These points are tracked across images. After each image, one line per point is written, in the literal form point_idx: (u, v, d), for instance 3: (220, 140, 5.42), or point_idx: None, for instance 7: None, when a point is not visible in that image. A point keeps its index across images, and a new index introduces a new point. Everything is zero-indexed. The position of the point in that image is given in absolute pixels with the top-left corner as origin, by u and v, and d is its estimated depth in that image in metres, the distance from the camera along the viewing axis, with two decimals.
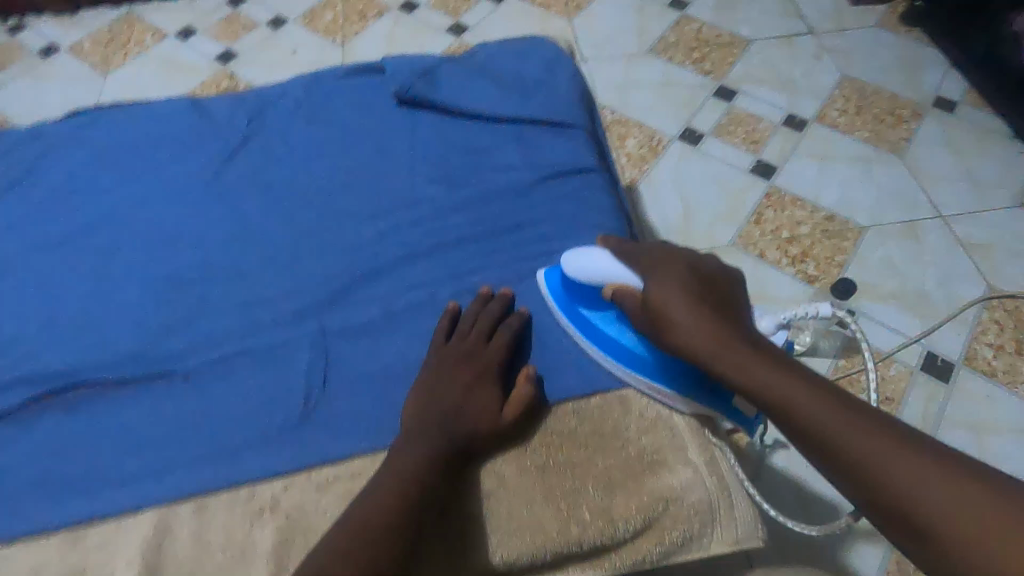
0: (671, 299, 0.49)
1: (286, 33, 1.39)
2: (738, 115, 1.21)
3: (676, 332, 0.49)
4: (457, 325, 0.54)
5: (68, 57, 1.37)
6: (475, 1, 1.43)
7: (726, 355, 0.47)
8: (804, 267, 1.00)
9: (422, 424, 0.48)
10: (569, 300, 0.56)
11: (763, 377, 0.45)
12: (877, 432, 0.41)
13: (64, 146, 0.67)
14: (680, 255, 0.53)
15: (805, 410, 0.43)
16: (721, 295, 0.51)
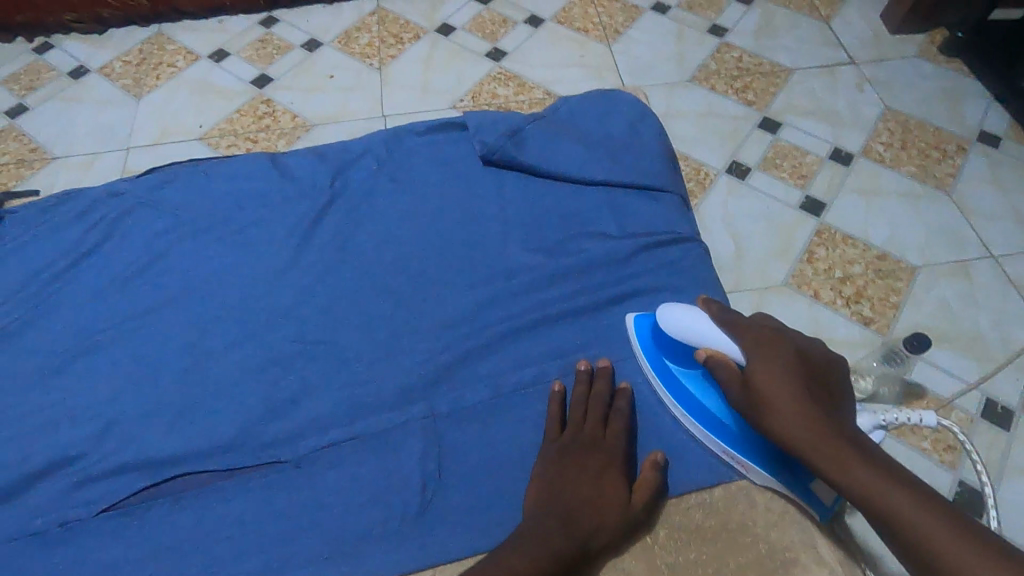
0: (771, 380, 0.62)
1: (321, 55, 1.37)
2: (784, 148, 1.20)
3: (775, 413, 0.61)
4: (581, 413, 0.69)
5: (99, 79, 1.34)
6: (512, 25, 1.41)
7: (813, 434, 0.59)
8: (860, 308, 1.00)
9: (557, 491, 0.63)
10: (657, 347, 0.73)
11: (846, 462, 0.56)
12: (933, 511, 0.51)
13: (194, 249, 0.82)
14: (784, 341, 0.65)
15: (876, 488, 0.54)
16: (817, 381, 0.63)
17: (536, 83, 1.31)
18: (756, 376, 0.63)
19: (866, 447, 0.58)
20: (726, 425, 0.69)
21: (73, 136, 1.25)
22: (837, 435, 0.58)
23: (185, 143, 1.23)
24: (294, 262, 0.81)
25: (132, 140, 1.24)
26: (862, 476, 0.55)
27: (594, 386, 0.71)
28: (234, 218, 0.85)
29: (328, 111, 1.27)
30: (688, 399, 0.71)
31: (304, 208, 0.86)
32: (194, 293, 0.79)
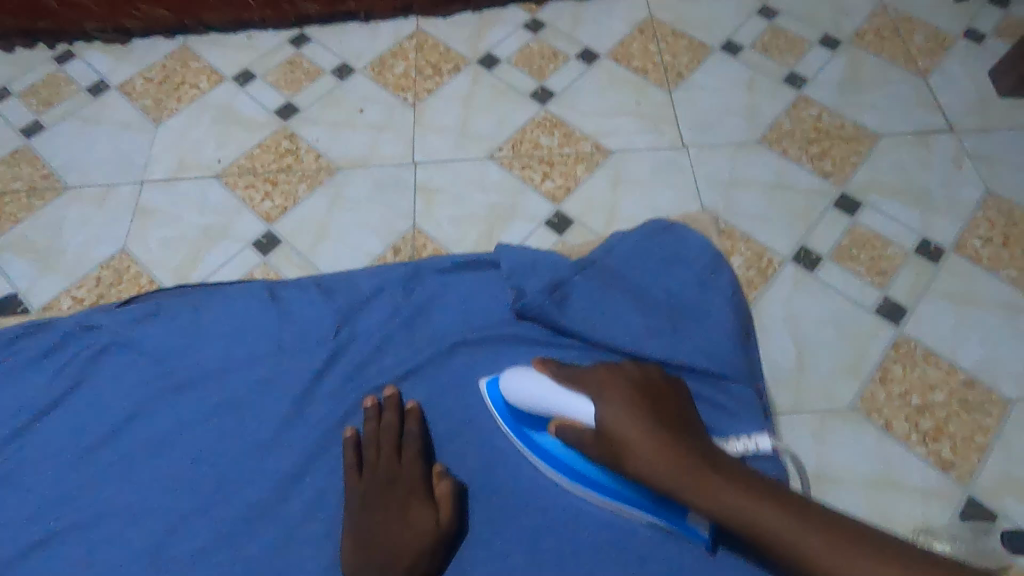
0: (623, 423, 0.63)
1: (352, 85, 1.26)
2: (863, 236, 1.05)
3: (700, 489, 0.58)
4: (377, 438, 0.73)
5: (119, 98, 1.26)
6: (563, 61, 1.27)
7: (679, 476, 0.59)
8: (939, 448, 0.87)
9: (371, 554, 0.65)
10: (511, 412, 0.73)
11: (725, 499, 0.57)
12: (823, 533, 0.54)
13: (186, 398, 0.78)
14: (623, 378, 0.67)
15: (763, 521, 0.56)
16: (665, 413, 0.64)
17: (585, 133, 1.18)
18: (653, 453, 0.61)
19: (776, 494, 0.58)
20: (597, 479, 0.69)
21: (88, 163, 1.18)
22: (696, 469, 0.59)
23: (202, 181, 1.15)
24: (302, 417, 0.76)
25: (147, 172, 1.16)
26: (796, 539, 0.54)
27: (376, 421, 0.74)
28: (227, 368, 0.79)
29: (355, 152, 1.17)
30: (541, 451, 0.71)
31: (307, 362, 0.79)
32: (181, 468, 0.74)
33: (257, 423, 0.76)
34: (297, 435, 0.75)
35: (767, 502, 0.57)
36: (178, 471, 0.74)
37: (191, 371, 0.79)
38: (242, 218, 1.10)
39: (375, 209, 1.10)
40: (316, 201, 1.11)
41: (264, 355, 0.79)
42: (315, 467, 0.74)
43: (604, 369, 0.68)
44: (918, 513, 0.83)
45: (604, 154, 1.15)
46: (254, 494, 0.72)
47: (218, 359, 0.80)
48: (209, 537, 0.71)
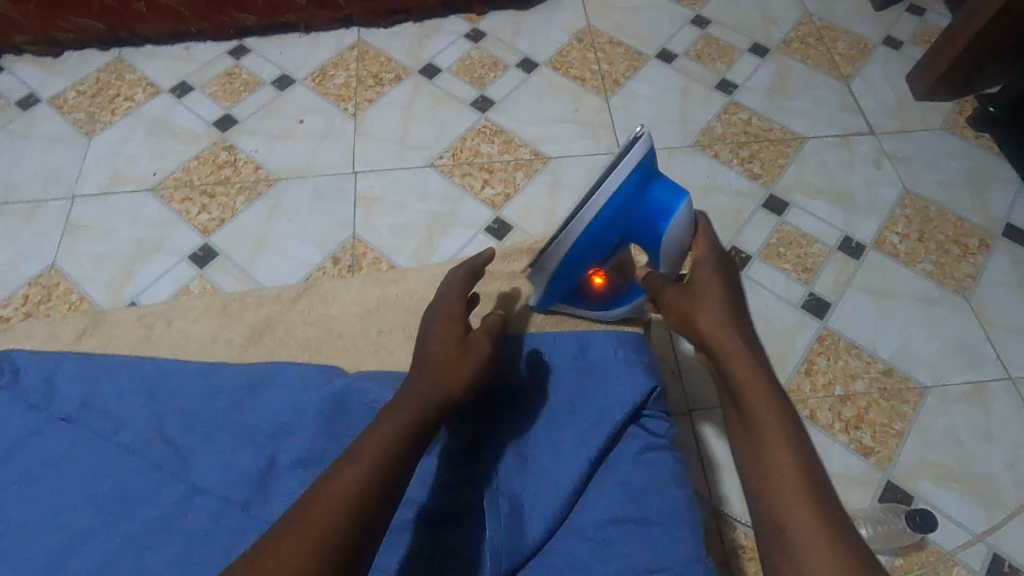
0: (708, 287, 0.68)
1: (293, 96, 1.25)
2: (789, 235, 1.09)
3: (730, 366, 0.62)
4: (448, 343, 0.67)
5: (50, 111, 1.23)
6: (503, 70, 1.30)
7: (719, 340, 0.64)
8: (860, 434, 0.91)
9: (395, 418, 0.59)
10: (616, 215, 0.67)
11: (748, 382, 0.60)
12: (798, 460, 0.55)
13: (73, 366, 0.72)
14: (723, 264, 0.70)
15: (761, 416, 0.58)
16: (740, 307, 0.67)
17: (524, 140, 1.20)
18: (721, 329, 0.64)
19: (799, 429, 0.57)
20: (570, 274, 0.73)
21: (14, 179, 1.15)
22: (745, 353, 0.62)
23: (136, 194, 1.13)
24: (195, 389, 0.71)
25: (79, 186, 1.14)
26: (776, 444, 0.56)
27: (451, 337, 0.67)
28: (89, 424, 0.69)
29: (295, 163, 1.16)
30: (608, 227, 0.68)
31: (181, 408, 0.70)
32: (26, 540, 0.62)
33: (120, 484, 0.65)
34: (165, 492, 0.65)
35: (779, 430, 0.57)
36: (20, 547, 0.62)
37: (47, 432, 0.68)
38: (177, 230, 1.09)
39: (313, 218, 1.10)
40: (254, 213, 1.11)
41: (129, 410, 0.69)
42: (185, 526, 0.63)
43: (718, 258, 0.70)
44: (839, 498, 0.86)
45: (542, 161, 1.18)
46: (108, 566, 0.61)
47: (72, 416, 0.69)
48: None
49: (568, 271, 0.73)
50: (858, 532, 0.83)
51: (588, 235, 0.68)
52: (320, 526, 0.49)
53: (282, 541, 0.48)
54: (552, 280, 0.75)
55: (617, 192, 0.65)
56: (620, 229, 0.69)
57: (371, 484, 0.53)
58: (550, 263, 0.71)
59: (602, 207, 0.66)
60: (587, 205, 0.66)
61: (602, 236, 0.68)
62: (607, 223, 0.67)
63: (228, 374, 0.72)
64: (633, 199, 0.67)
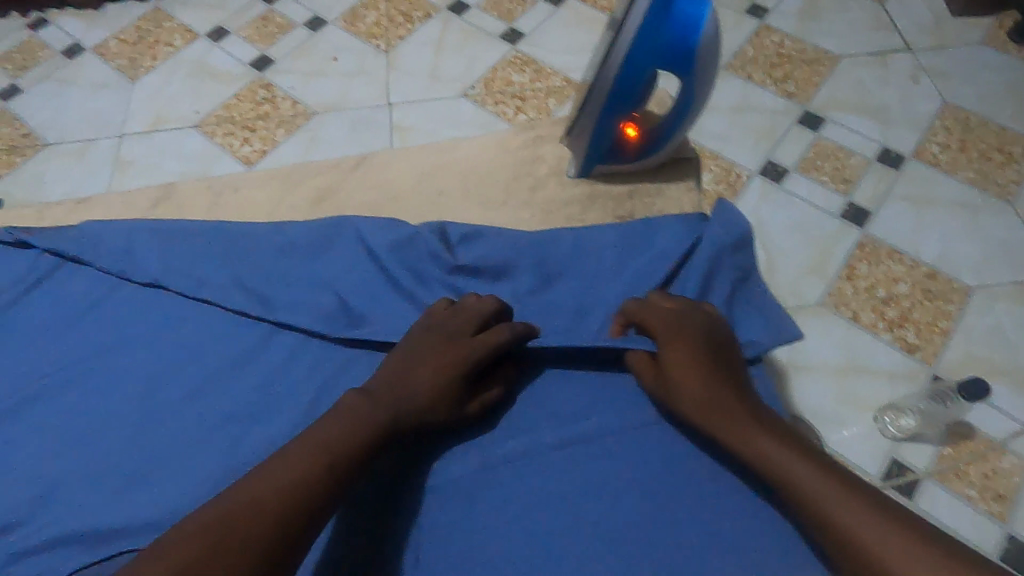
0: (678, 333, 0.58)
1: (325, 37, 1.28)
2: (825, 148, 1.08)
3: (726, 426, 0.53)
4: (442, 349, 0.58)
5: (94, 59, 1.27)
6: (531, 4, 1.30)
7: (713, 398, 0.54)
8: (904, 333, 0.90)
9: (296, 464, 0.48)
10: (644, 37, 0.61)
11: (750, 435, 0.52)
12: (868, 505, 0.45)
13: (145, 242, 0.72)
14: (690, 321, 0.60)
15: (790, 468, 0.49)
16: (722, 356, 0.58)
17: (555, 69, 1.21)
18: (700, 396, 0.55)
19: (844, 475, 0.48)
20: (612, 117, 0.68)
21: (65, 121, 1.19)
22: (733, 403, 0.54)
23: (180, 131, 1.16)
24: (264, 252, 0.72)
25: (126, 126, 1.18)
26: (821, 496, 0.46)
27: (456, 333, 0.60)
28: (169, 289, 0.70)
29: (330, 98, 1.19)
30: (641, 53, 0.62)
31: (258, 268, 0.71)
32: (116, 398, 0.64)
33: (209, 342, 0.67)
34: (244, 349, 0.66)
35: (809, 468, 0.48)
36: (121, 402, 0.63)
37: (134, 297, 0.70)
38: (222, 163, 1.12)
39: (351, 147, 1.13)
40: (295, 144, 1.14)
41: (207, 270, 0.70)
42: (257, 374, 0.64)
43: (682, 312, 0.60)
44: (885, 392, 0.86)
45: (573, 87, 1.18)
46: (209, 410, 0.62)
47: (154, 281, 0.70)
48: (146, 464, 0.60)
49: (609, 116, 0.69)
50: (908, 423, 0.83)
51: (629, 69, 0.63)
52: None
53: None
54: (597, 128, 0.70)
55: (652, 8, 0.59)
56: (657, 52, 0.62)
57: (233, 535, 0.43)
58: (589, 110, 0.68)
59: (638, 33, 0.60)
60: (622, 35, 0.61)
61: (643, 67, 0.63)
62: (640, 48, 0.61)
63: (295, 235, 0.72)
64: (668, 14, 0.60)
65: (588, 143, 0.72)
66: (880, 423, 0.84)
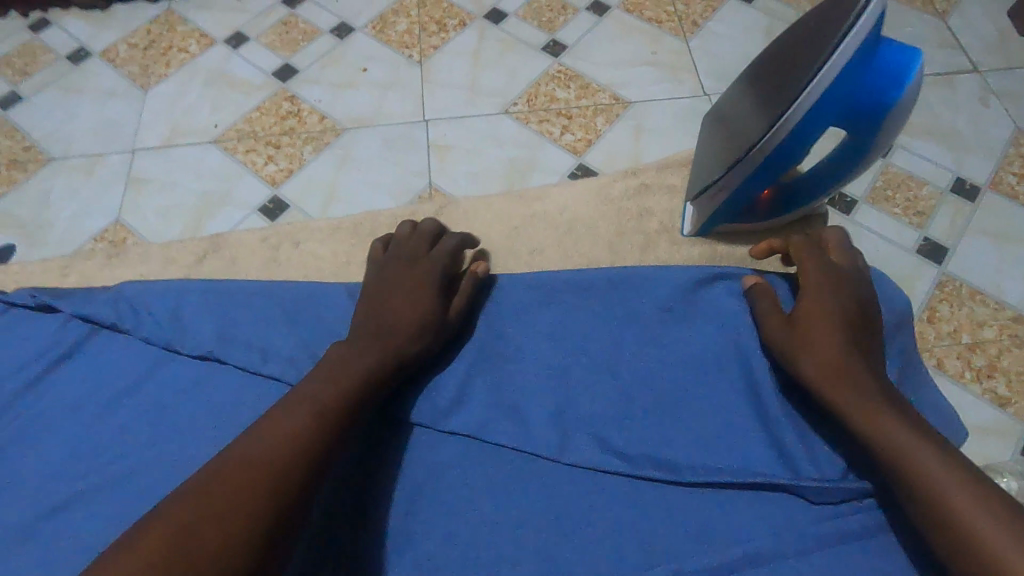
0: (816, 298, 0.68)
1: (353, 45, 1.19)
2: (895, 176, 1.01)
3: (840, 375, 0.62)
4: (422, 278, 0.74)
5: (102, 65, 1.18)
6: (573, 13, 1.22)
7: (844, 353, 0.63)
8: (994, 384, 0.84)
9: (339, 377, 0.62)
10: (834, 97, 0.63)
11: (854, 389, 0.61)
12: (950, 459, 0.54)
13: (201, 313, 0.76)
14: (846, 286, 0.69)
15: (883, 418, 0.58)
16: (860, 326, 0.66)
17: (602, 85, 1.13)
18: (827, 348, 0.64)
19: (932, 435, 0.57)
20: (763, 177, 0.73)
21: (72, 133, 1.10)
22: (851, 357, 0.63)
23: (198, 147, 1.07)
24: (333, 323, 0.76)
25: (139, 140, 1.09)
26: (912, 443, 0.56)
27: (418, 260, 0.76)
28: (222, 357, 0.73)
29: (361, 112, 1.10)
30: (824, 113, 0.65)
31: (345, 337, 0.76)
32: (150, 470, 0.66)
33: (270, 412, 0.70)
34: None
35: (892, 417, 0.58)
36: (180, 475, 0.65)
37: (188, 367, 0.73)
38: (244, 182, 1.03)
39: (385, 167, 1.04)
40: (324, 162, 1.05)
41: (271, 341, 0.74)
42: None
43: (839, 272, 0.70)
44: (978, 450, 0.80)
45: (623, 105, 1.10)
46: None
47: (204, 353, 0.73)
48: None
49: (749, 185, 0.75)
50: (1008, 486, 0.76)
51: (779, 151, 0.69)
52: (259, 473, 0.52)
53: (222, 473, 0.51)
54: (743, 187, 0.76)
55: (813, 104, 0.63)
56: (840, 112, 0.65)
57: (303, 441, 0.55)
58: (744, 166, 0.72)
59: (822, 96, 0.63)
60: (776, 126, 0.66)
61: (793, 149, 0.69)
62: (824, 111, 0.64)
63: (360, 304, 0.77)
64: (830, 109, 0.64)
65: (720, 208, 0.79)
66: None
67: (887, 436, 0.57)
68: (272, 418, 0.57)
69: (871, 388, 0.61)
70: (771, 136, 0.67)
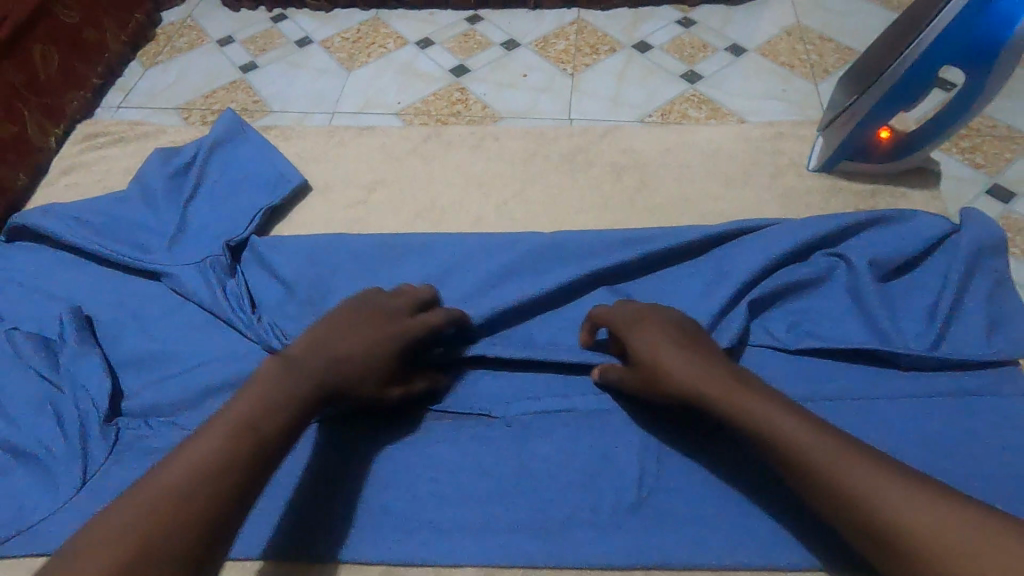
0: (639, 326, 0.67)
1: (518, 57, 1.41)
2: (1017, 222, 1.04)
3: (729, 405, 0.58)
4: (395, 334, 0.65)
5: (320, 50, 1.48)
6: (712, 51, 1.38)
7: (703, 379, 0.61)
8: None
9: (281, 391, 0.55)
10: (956, 28, 0.72)
11: (747, 406, 0.58)
12: (860, 465, 0.52)
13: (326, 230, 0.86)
14: (649, 314, 0.68)
15: (788, 439, 0.55)
16: (683, 336, 0.65)
17: (731, 110, 1.26)
18: (695, 396, 0.61)
19: (836, 438, 0.54)
20: (889, 106, 0.81)
21: (290, 96, 1.38)
22: (725, 382, 0.60)
23: (383, 117, 1.32)
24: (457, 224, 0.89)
25: (338, 106, 1.35)
26: (811, 453, 0.53)
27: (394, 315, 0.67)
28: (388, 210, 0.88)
29: (517, 107, 1.30)
30: (946, 44, 0.73)
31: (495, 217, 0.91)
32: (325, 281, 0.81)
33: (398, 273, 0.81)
34: (447, 248, 0.83)
35: (803, 432, 0.55)
36: None
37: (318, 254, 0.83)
38: None
39: None
40: None
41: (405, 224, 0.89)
42: (466, 271, 0.81)
43: (642, 309, 0.69)
44: None
45: None
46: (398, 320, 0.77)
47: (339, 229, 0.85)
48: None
49: (881, 108, 0.81)
50: None
51: (922, 64, 0.75)
52: (207, 486, 0.48)
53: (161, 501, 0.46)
54: (870, 116, 0.82)
55: (956, 20, 0.71)
56: (958, 47, 0.73)
57: (247, 451, 0.51)
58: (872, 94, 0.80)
59: (948, 23, 0.72)
60: (923, 35, 0.74)
61: (925, 71, 0.76)
62: (945, 40, 0.73)
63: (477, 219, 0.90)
64: (967, 31, 0.72)
65: (847, 139, 0.86)
66: None
67: (793, 454, 0.54)
68: (197, 441, 0.50)
69: (769, 405, 0.57)
70: (911, 52, 0.75)
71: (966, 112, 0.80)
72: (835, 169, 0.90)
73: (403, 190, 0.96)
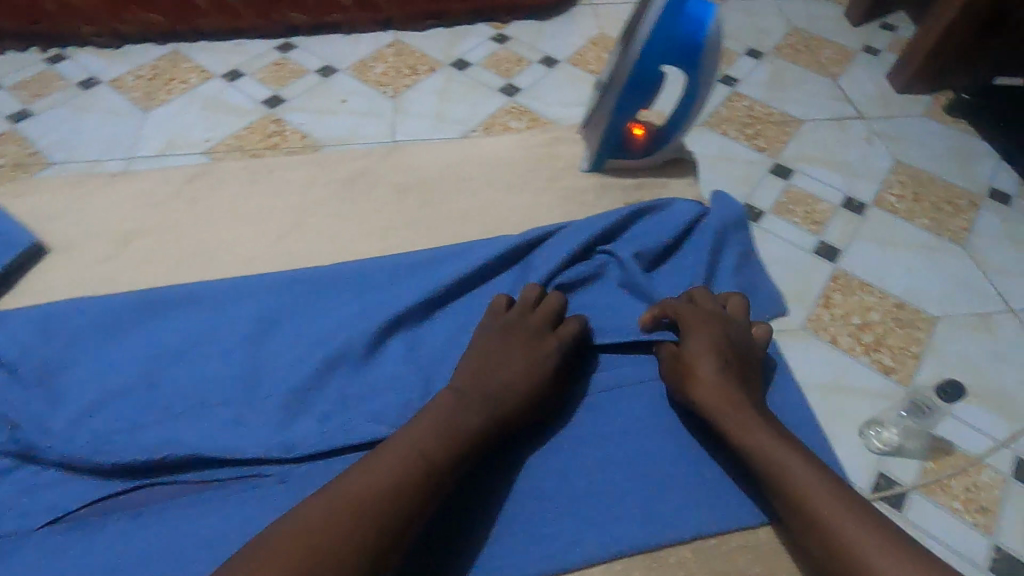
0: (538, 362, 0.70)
1: (335, 82, 1.37)
2: (796, 194, 1.19)
3: (740, 424, 0.64)
4: (522, 391, 0.67)
5: (110, 90, 1.33)
6: (527, 64, 1.43)
7: (730, 404, 0.66)
8: (880, 356, 0.96)
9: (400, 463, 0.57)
10: (655, 36, 0.77)
11: (755, 430, 0.64)
12: (839, 499, 0.57)
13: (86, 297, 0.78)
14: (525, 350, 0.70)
15: (784, 460, 0.61)
16: (743, 370, 0.70)
17: (549, 119, 1.32)
18: (715, 411, 0.66)
19: (830, 477, 0.60)
20: (625, 107, 0.86)
21: (76, 143, 1.23)
22: (745, 408, 0.66)
23: (190, 156, 1.21)
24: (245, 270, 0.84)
25: (137, 149, 1.22)
26: (800, 478, 0.59)
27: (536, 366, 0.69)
28: None
29: (339, 134, 1.26)
30: (653, 51, 0.79)
31: (297, 248, 0.86)
32: (86, 351, 0.73)
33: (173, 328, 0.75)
34: (228, 294, 0.78)
35: (798, 459, 0.61)
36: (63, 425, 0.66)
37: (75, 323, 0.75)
38: None
39: None
40: None
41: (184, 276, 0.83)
42: (247, 315, 0.76)
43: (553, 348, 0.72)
44: (866, 409, 0.91)
45: None
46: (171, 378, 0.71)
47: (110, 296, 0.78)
48: (95, 394, 0.69)
49: (621, 109, 0.87)
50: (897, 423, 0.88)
51: (639, 69, 0.80)
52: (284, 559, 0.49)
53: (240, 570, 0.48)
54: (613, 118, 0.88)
55: (655, 28, 0.77)
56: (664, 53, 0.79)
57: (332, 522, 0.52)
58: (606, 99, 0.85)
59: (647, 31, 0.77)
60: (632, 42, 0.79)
61: (644, 76, 0.81)
62: (651, 47, 0.78)
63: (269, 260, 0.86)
64: (667, 38, 0.77)
65: (602, 139, 0.91)
66: (865, 437, 0.88)
67: (786, 471, 0.60)
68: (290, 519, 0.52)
69: (776, 436, 0.63)
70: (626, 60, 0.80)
71: (690, 107, 0.87)
72: (603, 167, 0.96)
73: (201, 234, 0.88)
